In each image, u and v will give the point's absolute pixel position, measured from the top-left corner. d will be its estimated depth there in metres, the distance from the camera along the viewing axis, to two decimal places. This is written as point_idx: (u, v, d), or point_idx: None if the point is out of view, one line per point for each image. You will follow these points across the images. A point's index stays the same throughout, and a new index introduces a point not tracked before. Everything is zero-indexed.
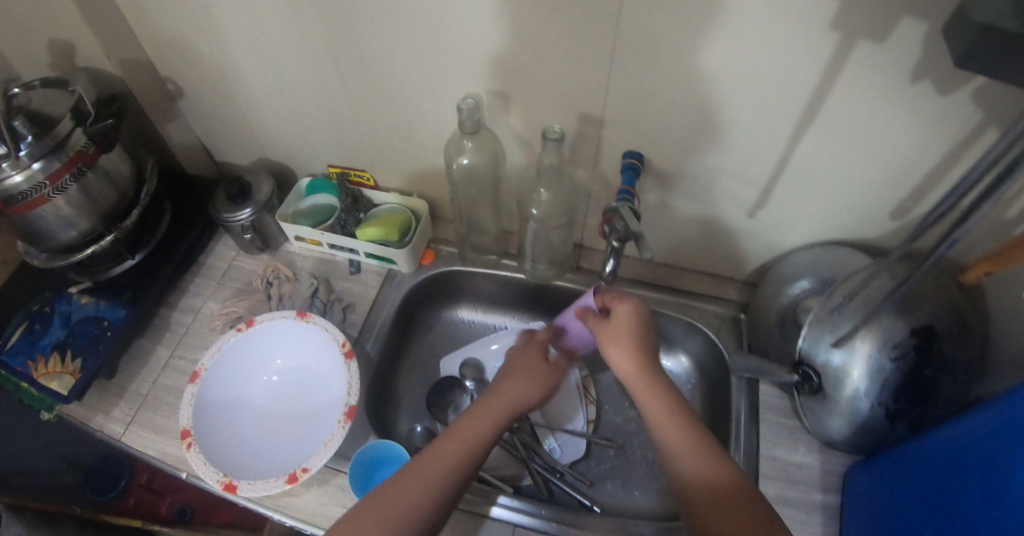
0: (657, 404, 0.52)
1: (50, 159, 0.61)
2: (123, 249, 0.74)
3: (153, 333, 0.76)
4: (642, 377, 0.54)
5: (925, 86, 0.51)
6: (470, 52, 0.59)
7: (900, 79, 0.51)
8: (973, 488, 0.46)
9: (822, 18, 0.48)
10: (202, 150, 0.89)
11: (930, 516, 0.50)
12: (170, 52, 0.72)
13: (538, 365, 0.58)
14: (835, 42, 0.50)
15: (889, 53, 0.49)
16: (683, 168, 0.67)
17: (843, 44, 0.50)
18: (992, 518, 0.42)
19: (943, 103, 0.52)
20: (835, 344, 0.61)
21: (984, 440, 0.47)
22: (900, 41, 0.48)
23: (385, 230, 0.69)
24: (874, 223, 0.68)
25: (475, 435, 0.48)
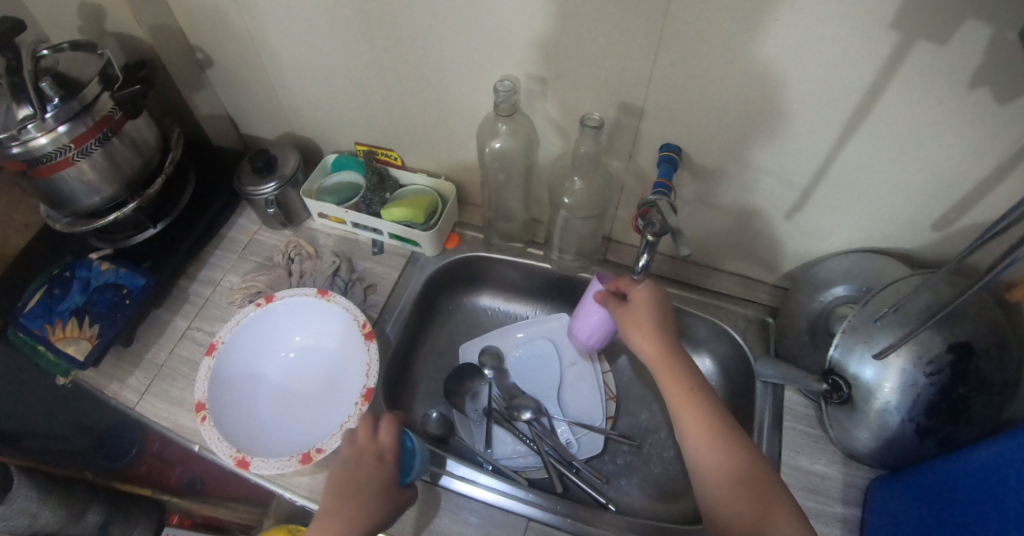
0: (677, 387, 0.53)
1: (75, 122, 0.60)
2: (144, 217, 0.73)
3: (171, 303, 0.75)
4: (666, 362, 0.55)
5: (985, 91, 0.49)
6: (510, 33, 0.58)
7: (960, 83, 0.49)
8: (1007, 510, 0.44)
9: (885, 13, 0.46)
10: (228, 122, 0.88)
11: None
12: (201, 19, 0.71)
13: (368, 461, 0.50)
14: (896, 40, 0.48)
15: (953, 54, 0.47)
16: (721, 165, 0.65)
17: (904, 42, 0.47)
18: None
19: (1003, 110, 0.50)
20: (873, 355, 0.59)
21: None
22: (966, 42, 0.46)
23: (411, 212, 0.68)
24: (917, 233, 0.65)
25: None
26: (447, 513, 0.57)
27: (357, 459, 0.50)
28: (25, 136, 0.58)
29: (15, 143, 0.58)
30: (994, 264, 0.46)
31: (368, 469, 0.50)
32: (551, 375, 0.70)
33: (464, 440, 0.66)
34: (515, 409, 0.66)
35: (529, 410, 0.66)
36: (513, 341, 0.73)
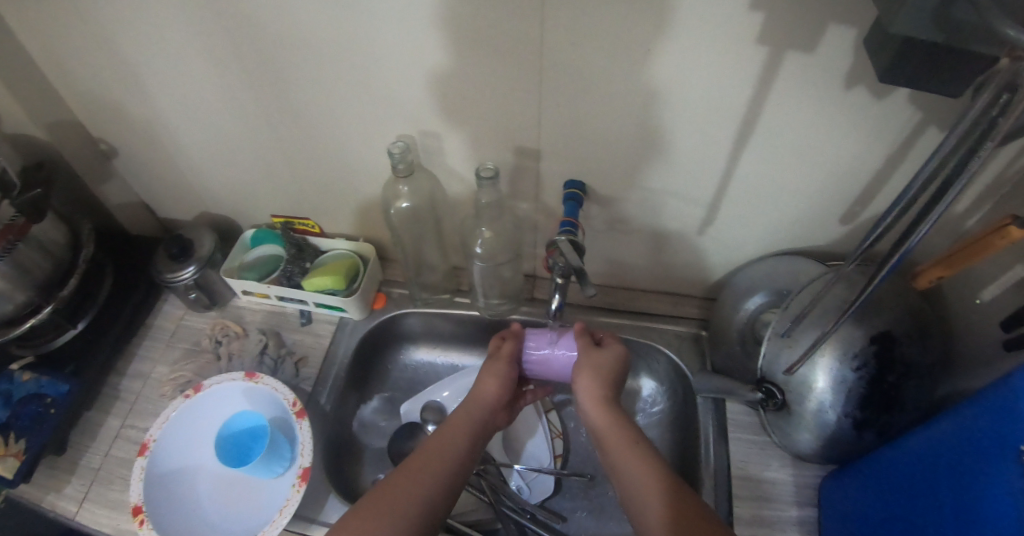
0: (622, 440, 0.51)
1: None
2: (63, 319, 0.70)
3: (103, 403, 0.73)
4: (608, 413, 0.54)
5: (861, 90, 0.51)
6: (399, 94, 0.58)
7: (835, 87, 0.51)
8: (942, 506, 0.46)
9: (748, 34, 0.47)
10: (142, 209, 0.86)
11: (908, 531, 0.50)
12: (99, 112, 0.70)
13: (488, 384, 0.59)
14: (765, 56, 0.49)
15: (823, 60, 0.49)
16: (626, 193, 0.66)
17: (773, 56, 0.49)
18: None
19: (882, 105, 0.52)
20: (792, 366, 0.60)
21: (949, 456, 0.47)
22: (831, 48, 0.47)
23: (332, 279, 0.67)
24: (826, 231, 0.67)
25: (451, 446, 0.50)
26: None
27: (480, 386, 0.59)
28: None
29: None
30: (891, 251, 0.46)
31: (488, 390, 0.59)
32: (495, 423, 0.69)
33: None
34: None
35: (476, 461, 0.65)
36: (449, 401, 0.69)
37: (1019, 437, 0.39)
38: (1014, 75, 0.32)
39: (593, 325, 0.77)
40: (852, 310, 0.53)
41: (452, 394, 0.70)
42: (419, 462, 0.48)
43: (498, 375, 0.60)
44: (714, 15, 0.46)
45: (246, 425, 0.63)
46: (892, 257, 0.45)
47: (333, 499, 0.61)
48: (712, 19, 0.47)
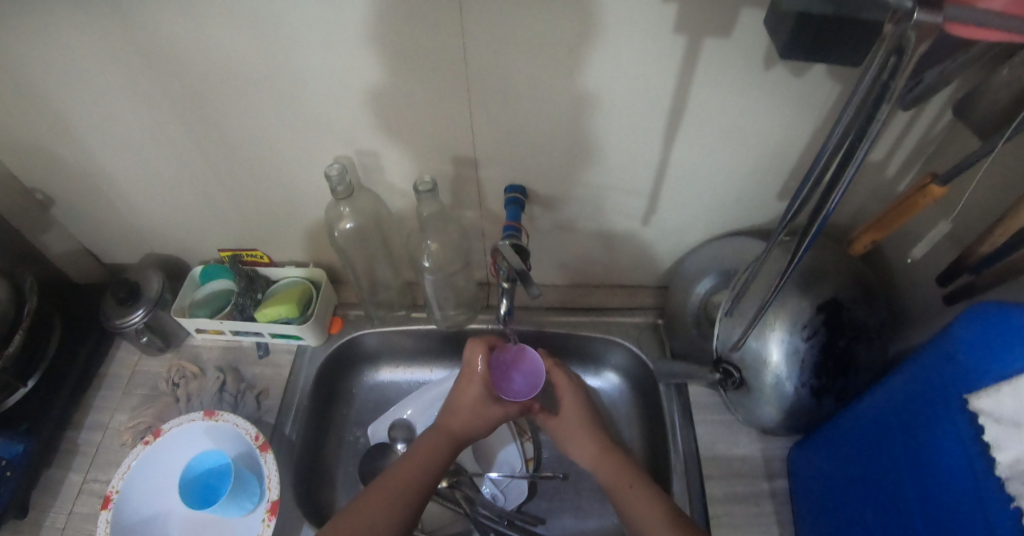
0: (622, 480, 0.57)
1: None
2: (11, 378, 0.67)
3: (62, 459, 0.71)
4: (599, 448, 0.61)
5: (780, 69, 0.52)
6: (331, 114, 0.58)
7: (755, 69, 0.52)
8: (899, 460, 0.48)
9: (664, 23, 0.48)
10: (88, 255, 0.84)
11: (872, 495, 0.51)
12: (28, 159, 0.68)
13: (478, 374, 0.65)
14: (683, 44, 0.50)
15: (737, 44, 0.50)
16: (567, 192, 0.66)
17: (691, 44, 0.50)
18: (923, 489, 0.44)
19: (800, 82, 0.53)
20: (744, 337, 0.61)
21: (898, 410, 0.49)
22: (742, 33, 0.49)
23: (286, 307, 0.67)
24: (766, 208, 0.69)
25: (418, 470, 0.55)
26: None
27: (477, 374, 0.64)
28: None
29: None
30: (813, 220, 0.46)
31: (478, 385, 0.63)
32: None
33: None
34: None
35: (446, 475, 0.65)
36: (414, 418, 0.69)
37: (961, 385, 0.41)
38: (900, 37, 0.30)
39: (553, 324, 0.78)
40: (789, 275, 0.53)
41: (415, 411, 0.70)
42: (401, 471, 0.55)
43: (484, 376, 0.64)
44: (628, 10, 0.47)
45: (207, 466, 0.61)
46: (813, 224, 0.45)
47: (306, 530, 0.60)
48: (627, 13, 0.48)
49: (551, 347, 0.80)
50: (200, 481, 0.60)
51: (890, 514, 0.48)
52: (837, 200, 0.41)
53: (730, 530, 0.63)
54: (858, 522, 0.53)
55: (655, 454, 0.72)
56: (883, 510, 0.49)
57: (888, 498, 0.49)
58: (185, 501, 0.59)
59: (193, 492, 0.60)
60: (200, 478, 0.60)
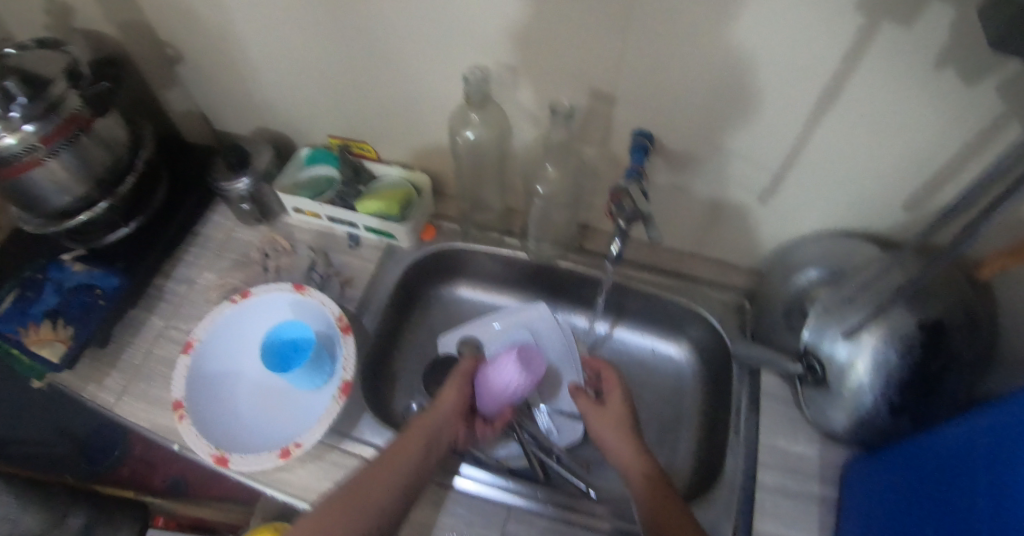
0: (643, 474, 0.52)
1: (43, 120, 0.57)
2: (118, 217, 0.71)
3: (147, 303, 0.74)
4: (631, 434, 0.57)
5: (951, 73, 0.48)
6: (478, 22, 0.57)
7: (924, 65, 0.48)
8: (978, 482, 0.42)
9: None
10: (200, 119, 0.86)
11: (936, 513, 0.46)
12: (166, 14, 0.68)
13: (456, 382, 0.62)
14: (860, 25, 0.46)
15: (918, 36, 0.46)
16: (695, 148, 0.65)
17: (868, 27, 0.46)
18: (997, 509, 0.39)
19: (969, 93, 0.49)
20: (842, 334, 0.59)
21: (997, 429, 0.42)
22: (929, 25, 0.44)
23: (385, 204, 0.69)
24: (887, 214, 0.66)
25: (405, 460, 0.51)
26: (429, 503, 0.59)
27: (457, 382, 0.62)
28: None
29: None
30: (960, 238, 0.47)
31: (450, 401, 0.60)
32: None
33: None
34: None
35: None
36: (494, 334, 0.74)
37: None
38: None
39: (640, 281, 0.77)
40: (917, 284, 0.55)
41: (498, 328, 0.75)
42: (367, 478, 0.48)
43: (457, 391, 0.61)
44: None
45: (287, 329, 0.62)
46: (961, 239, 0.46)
47: (367, 417, 0.63)
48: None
49: (630, 303, 0.80)
50: (276, 340, 0.62)
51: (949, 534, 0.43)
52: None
53: (774, 519, 0.61)
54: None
55: (713, 436, 0.72)
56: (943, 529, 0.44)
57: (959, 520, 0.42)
58: (262, 356, 0.61)
59: (268, 346, 0.61)
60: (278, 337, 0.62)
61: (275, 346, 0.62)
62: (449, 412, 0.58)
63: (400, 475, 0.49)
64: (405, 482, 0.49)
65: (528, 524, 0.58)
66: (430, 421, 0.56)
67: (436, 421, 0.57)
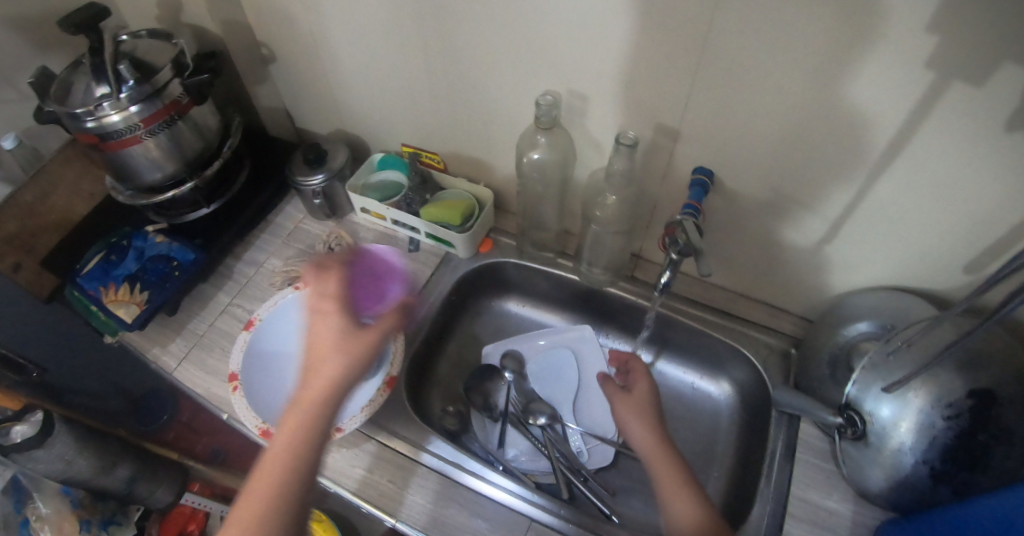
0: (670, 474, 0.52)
1: (145, 104, 0.64)
2: (200, 197, 0.77)
3: (216, 279, 0.79)
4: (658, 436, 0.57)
5: (1020, 137, 0.48)
6: (555, 50, 0.60)
7: (993, 127, 0.48)
8: None
9: (917, 56, 0.46)
10: (285, 116, 0.93)
11: None
12: (269, 18, 0.75)
13: (322, 319, 0.48)
14: (928, 83, 0.48)
15: (986, 99, 0.46)
16: (755, 190, 0.66)
17: (935, 86, 0.47)
18: None
19: None
20: (884, 388, 0.58)
21: None
22: (1000, 87, 0.45)
23: (449, 214, 0.74)
24: (946, 276, 0.65)
25: (303, 413, 0.45)
26: (455, 503, 0.60)
27: (318, 320, 0.49)
28: (99, 112, 0.61)
29: (90, 118, 0.62)
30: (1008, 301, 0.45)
31: (331, 327, 0.48)
32: (569, 381, 0.76)
33: (478, 438, 0.71)
34: (530, 413, 0.72)
35: (544, 415, 0.71)
36: (540, 348, 0.79)
37: None
38: None
39: (686, 316, 0.80)
40: (955, 348, 0.53)
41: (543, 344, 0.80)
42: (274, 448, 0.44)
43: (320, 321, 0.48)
44: (890, 30, 0.45)
45: None
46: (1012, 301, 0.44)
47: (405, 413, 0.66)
48: (884, 35, 0.46)
49: (674, 336, 0.82)
50: None
51: None
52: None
53: None
54: None
55: (743, 481, 0.71)
56: None
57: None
58: None
59: None
60: None
61: None
62: (340, 349, 0.47)
63: (301, 420, 0.44)
64: (314, 428, 0.44)
65: None
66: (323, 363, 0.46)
67: (325, 358, 0.47)
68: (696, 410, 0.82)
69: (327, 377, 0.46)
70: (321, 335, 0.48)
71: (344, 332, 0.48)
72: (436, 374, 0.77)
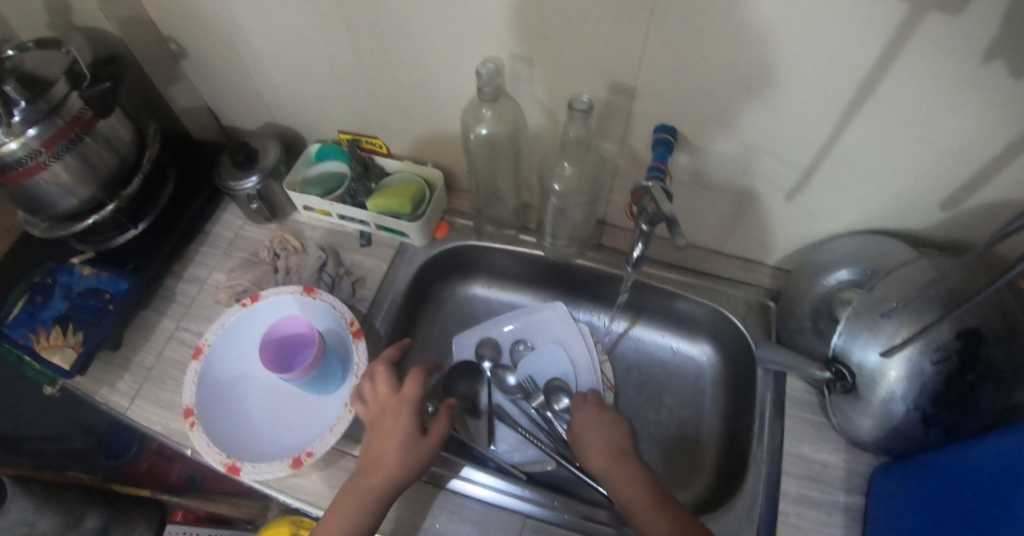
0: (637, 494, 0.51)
1: (45, 125, 0.55)
2: (124, 218, 0.70)
3: (158, 304, 0.73)
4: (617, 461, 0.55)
5: (1001, 66, 0.44)
6: (491, 13, 0.54)
7: (972, 58, 0.44)
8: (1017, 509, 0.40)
9: None
10: (208, 114, 0.85)
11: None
12: (169, 8, 0.66)
13: (390, 412, 0.55)
14: (903, 15, 0.43)
15: (965, 28, 0.42)
16: (720, 143, 0.61)
17: (912, 16, 0.43)
18: None
19: (1017, 86, 0.45)
20: (884, 352, 0.55)
21: None
22: (979, 14, 0.41)
23: (398, 202, 0.68)
24: (923, 214, 0.62)
25: (356, 498, 0.50)
26: (442, 512, 0.57)
27: (387, 411, 0.55)
28: None
29: None
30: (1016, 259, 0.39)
31: (397, 424, 0.53)
32: (550, 363, 0.73)
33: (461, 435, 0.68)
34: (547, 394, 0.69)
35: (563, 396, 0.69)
36: (515, 332, 0.76)
37: None
38: None
39: (661, 281, 0.76)
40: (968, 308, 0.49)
41: (514, 328, 0.76)
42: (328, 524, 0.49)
43: (393, 415, 0.54)
44: None
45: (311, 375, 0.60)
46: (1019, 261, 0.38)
47: None
48: None
49: (650, 302, 0.79)
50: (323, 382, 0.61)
51: None
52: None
53: (796, 531, 0.59)
54: None
55: (732, 441, 0.70)
56: None
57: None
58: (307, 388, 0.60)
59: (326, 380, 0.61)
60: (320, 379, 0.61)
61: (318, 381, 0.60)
62: (403, 447, 0.52)
63: (355, 505, 0.49)
64: (365, 518, 0.49)
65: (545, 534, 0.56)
66: (386, 458, 0.52)
67: (387, 456, 0.52)
68: (680, 376, 0.79)
69: (383, 478, 0.51)
70: (388, 431, 0.53)
71: (410, 437, 0.53)
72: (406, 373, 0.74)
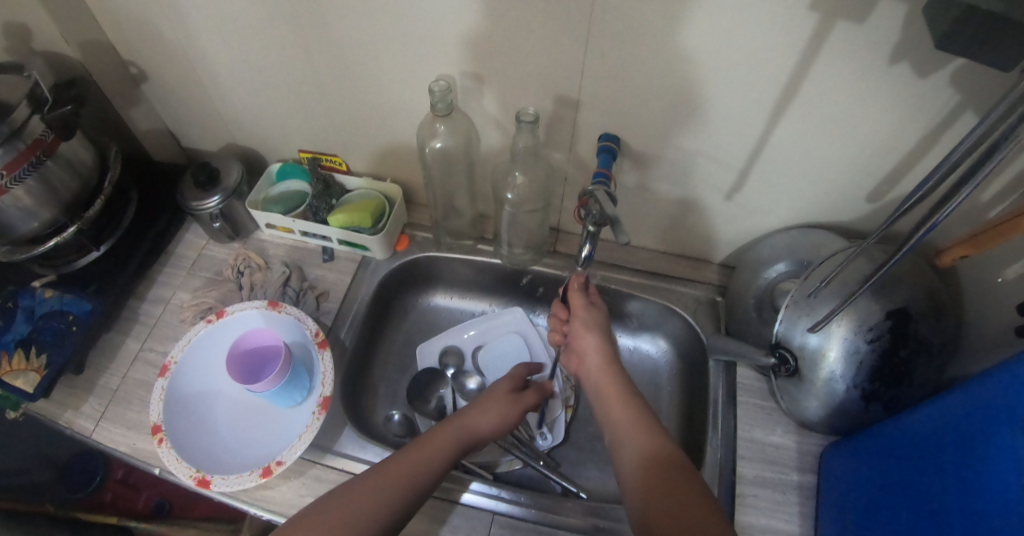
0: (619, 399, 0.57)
1: (6, 147, 0.55)
2: (86, 240, 0.70)
3: (122, 326, 0.73)
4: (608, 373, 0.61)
5: (905, 67, 0.49)
6: (442, 32, 0.57)
7: (879, 60, 0.49)
8: (946, 471, 0.44)
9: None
10: (168, 137, 0.86)
11: (908, 501, 0.47)
12: (131, 34, 0.68)
13: (500, 387, 0.62)
14: (815, 24, 0.47)
15: (869, 34, 0.47)
16: (661, 148, 0.65)
17: (820, 27, 0.47)
18: (966, 502, 0.40)
19: (922, 85, 0.50)
20: (809, 329, 0.59)
21: (958, 421, 0.44)
22: (880, 21, 0.46)
23: (359, 216, 0.71)
24: (850, 207, 0.67)
25: (440, 445, 0.53)
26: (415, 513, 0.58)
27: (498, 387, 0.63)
28: None
29: None
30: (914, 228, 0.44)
31: (504, 392, 0.62)
32: (513, 365, 0.76)
33: None
34: None
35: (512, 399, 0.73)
36: (478, 337, 0.78)
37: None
38: None
39: (613, 282, 0.80)
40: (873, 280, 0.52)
41: (476, 334, 0.79)
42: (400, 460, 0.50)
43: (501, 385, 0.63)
44: None
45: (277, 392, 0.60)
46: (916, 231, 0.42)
47: (348, 431, 0.64)
48: None
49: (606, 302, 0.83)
50: (293, 394, 0.62)
51: (924, 526, 0.44)
52: (952, 210, 0.39)
53: (754, 510, 0.62)
54: (887, 530, 0.49)
55: (691, 431, 0.73)
56: (917, 522, 0.45)
57: (925, 508, 0.45)
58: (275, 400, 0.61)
59: (297, 390, 0.62)
60: (290, 397, 0.62)
61: (287, 394, 0.61)
62: (500, 406, 0.59)
63: (444, 449, 0.53)
64: (434, 473, 0.50)
65: (513, 529, 0.58)
66: (482, 413, 0.58)
67: (483, 413, 0.58)
68: (638, 373, 0.82)
69: (480, 421, 0.57)
70: (487, 397, 0.61)
71: (505, 400, 0.60)
72: (374, 383, 0.75)
